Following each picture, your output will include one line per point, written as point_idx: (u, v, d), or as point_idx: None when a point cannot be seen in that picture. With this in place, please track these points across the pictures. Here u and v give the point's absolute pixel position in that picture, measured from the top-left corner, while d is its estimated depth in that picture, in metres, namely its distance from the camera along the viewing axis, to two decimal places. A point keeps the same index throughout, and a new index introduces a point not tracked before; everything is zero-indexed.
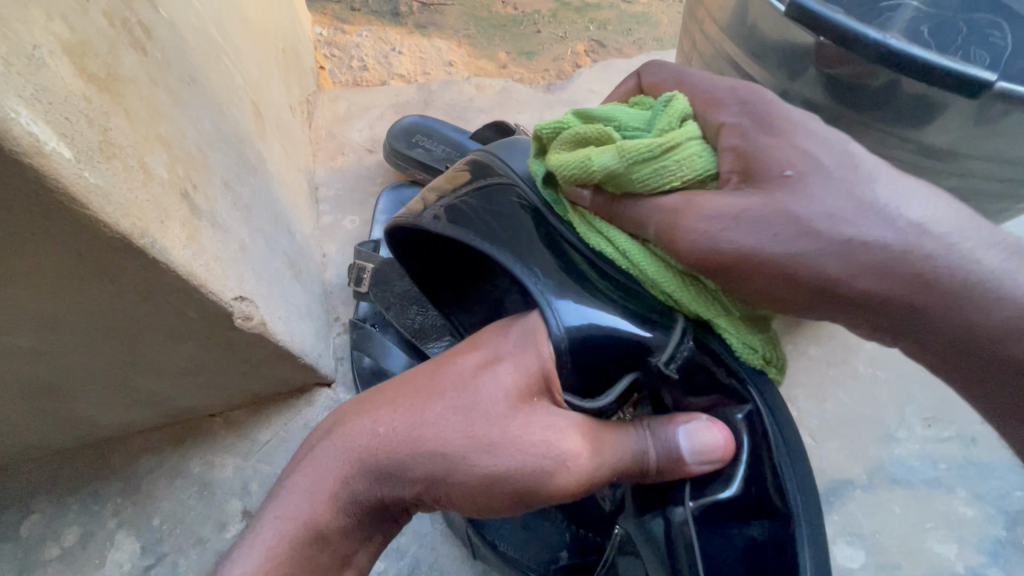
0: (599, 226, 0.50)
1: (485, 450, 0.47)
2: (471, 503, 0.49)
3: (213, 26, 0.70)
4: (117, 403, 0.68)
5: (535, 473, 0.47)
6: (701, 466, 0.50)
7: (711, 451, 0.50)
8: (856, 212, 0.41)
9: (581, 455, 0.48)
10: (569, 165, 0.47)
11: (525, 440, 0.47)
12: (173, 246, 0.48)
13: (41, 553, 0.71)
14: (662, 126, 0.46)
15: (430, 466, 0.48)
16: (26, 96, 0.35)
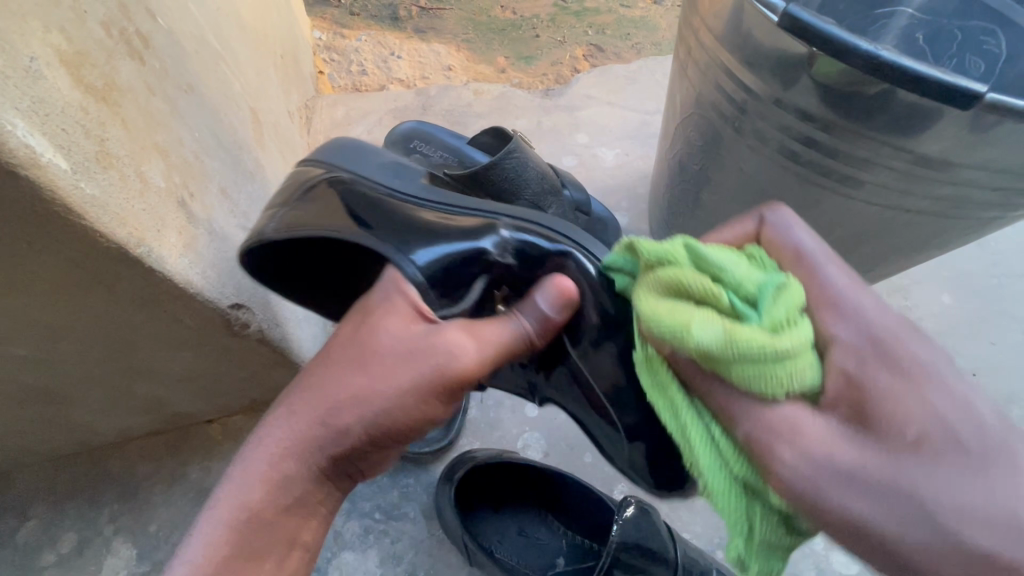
0: (661, 372, 0.44)
1: (396, 371, 0.46)
2: (427, 424, 0.49)
3: (212, 33, 0.71)
4: (114, 410, 0.68)
5: (449, 383, 0.47)
6: (564, 313, 0.51)
7: (564, 302, 0.50)
8: (996, 514, 0.30)
9: (475, 348, 0.47)
10: (657, 319, 0.41)
11: (428, 351, 0.47)
12: (169, 255, 0.48)
13: (38, 559, 0.71)
14: (779, 315, 0.38)
15: (363, 415, 0.46)
16: (22, 107, 0.35)
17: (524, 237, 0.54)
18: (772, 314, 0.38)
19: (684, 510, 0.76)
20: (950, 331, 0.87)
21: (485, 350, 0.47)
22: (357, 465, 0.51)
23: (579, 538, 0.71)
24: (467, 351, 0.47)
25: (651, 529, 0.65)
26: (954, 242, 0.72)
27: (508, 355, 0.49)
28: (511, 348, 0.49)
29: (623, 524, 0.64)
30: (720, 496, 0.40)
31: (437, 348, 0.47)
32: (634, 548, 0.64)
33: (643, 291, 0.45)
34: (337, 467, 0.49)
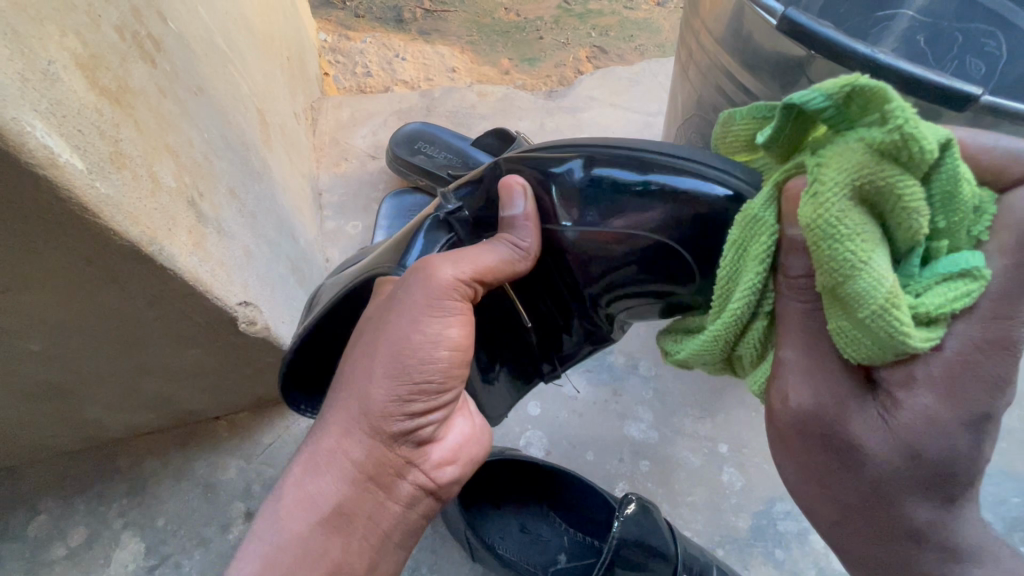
0: (762, 242, 0.37)
1: (388, 311, 0.48)
2: (445, 346, 0.47)
3: (220, 36, 0.72)
4: (124, 406, 0.70)
5: (438, 299, 0.47)
6: (527, 204, 0.48)
7: (520, 198, 0.48)
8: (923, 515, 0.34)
9: (453, 263, 0.47)
10: (833, 216, 0.31)
11: (409, 283, 0.48)
12: (179, 253, 0.49)
13: (48, 553, 0.72)
14: (935, 304, 0.31)
15: (371, 373, 0.48)
16: (41, 110, 0.37)
17: (464, 191, 0.53)
18: (936, 299, 0.31)
19: (685, 508, 0.77)
20: None
21: (459, 262, 0.47)
22: (408, 446, 0.51)
23: (580, 534, 0.72)
24: (442, 268, 0.47)
25: (652, 527, 0.66)
26: None
27: (500, 270, 0.48)
28: (498, 262, 0.48)
29: (624, 520, 0.65)
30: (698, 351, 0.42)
31: (408, 283, 0.48)
32: (634, 545, 0.65)
33: (849, 152, 0.32)
34: (391, 455, 0.50)
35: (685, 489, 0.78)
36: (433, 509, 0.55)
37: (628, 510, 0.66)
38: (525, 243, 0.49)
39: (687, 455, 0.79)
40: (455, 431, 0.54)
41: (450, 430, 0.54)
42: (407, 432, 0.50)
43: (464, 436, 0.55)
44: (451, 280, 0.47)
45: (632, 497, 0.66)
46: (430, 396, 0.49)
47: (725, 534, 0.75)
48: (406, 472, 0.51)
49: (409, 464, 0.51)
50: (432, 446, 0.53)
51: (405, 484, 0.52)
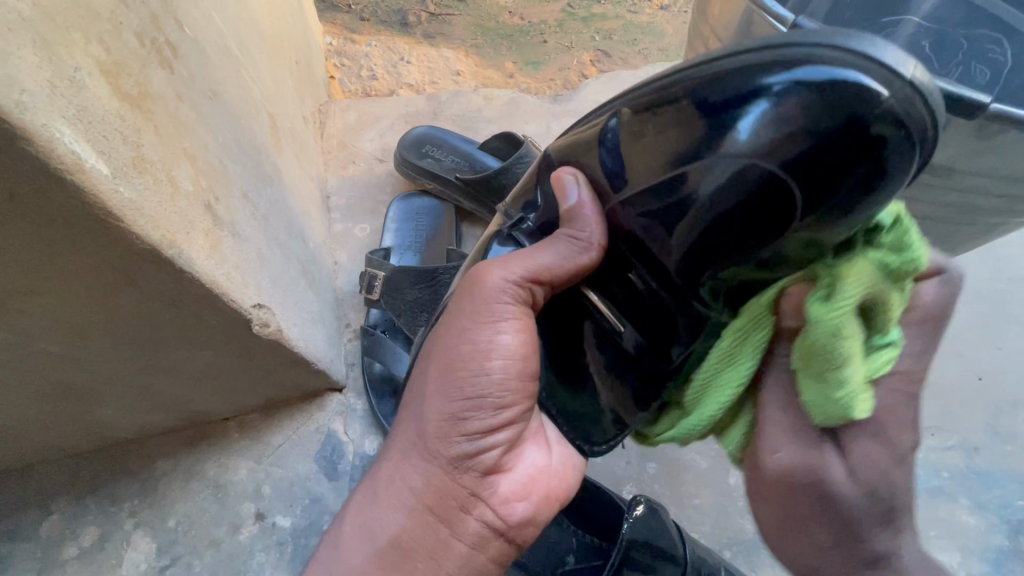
0: (750, 338, 0.42)
1: (447, 329, 0.50)
2: (498, 356, 0.48)
3: (233, 41, 0.73)
4: (137, 407, 0.70)
5: (489, 305, 0.48)
6: (581, 192, 0.46)
7: (573, 187, 0.46)
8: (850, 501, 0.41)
9: (505, 268, 0.47)
10: (836, 319, 0.35)
11: (464, 296, 0.50)
12: (197, 257, 0.50)
13: (60, 553, 0.73)
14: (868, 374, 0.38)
15: (426, 394, 0.50)
16: (69, 116, 0.37)
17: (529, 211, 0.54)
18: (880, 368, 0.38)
19: (692, 511, 0.77)
20: (957, 335, 0.88)
21: (510, 265, 0.47)
22: (472, 477, 0.51)
23: (591, 538, 0.71)
24: (493, 272, 0.48)
25: (660, 528, 0.67)
26: (960, 249, 0.74)
27: (561, 269, 0.47)
28: (557, 260, 0.46)
29: (633, 521, 0.66)
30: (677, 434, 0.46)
31: (461, 304, 0.50)
32: (643, 549, 0.66)
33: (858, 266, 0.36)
34: (453, 485, 0.51)
35: (692, 491, 0.78)
36: (504, 552, 0.54)
37: (637, 512, 0.67)
38: (585, 232, 0.46)
39: (694, 458, 0.80)
40: (526, 462, 0.54)
41: (522, 460, 0.53)
42: (467, 457, 0.51)
43: (538, 468, 0.54)
44: (505, 285, 0.47)
45: (641, 499, 0.68)
46: (487, 413, 0.49)
47: (732, 537, 0.76)
48: (470, 507, 0.52)
49: (473, 497, 0.52)
50: (499, 479, 0.52)
51: (471, 521, 0.52)
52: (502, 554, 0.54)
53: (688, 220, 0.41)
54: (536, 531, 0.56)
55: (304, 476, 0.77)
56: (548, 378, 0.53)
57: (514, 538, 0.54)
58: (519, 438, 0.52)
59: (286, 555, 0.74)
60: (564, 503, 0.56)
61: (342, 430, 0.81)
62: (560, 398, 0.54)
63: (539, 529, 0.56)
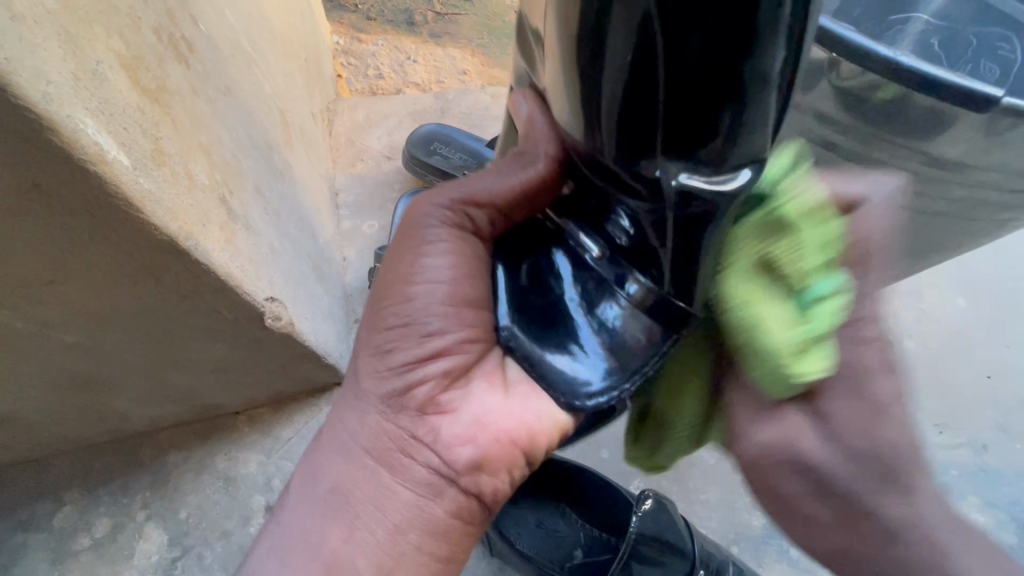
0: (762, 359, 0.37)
1: (382, 262, 0.48)
2: (424, 278, 0.45)
3: (245, 39, 0.73)
4: (150, 400, 0.71)
5: (416, 232, 0.46)
6: (530, 108, 0.47)
7: (525, 106, 0.47)
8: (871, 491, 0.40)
9: (437, 195, 0.46)
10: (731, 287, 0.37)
11: (399, 225, 0.48)
12: (212, 249, 0.50)
13: (73, 544, 0.74)
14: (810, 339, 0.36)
15: (362, 331, 0.49)
16: (92, 108, 0.38)
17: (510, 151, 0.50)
18: (825, 325, 0.36)
19: (700, 506, 0.77)
20: (971, 335, 0.92)
21: (447, 190, 0.46)
22: (409, 416, 0.47)
23: (597, 531, 0.71)
24: (426, 199, 0.46)
25: (669, 523, 0.67)
26: (964, 246, 0.76)
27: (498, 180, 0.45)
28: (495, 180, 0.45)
29: (641, 516, 0.66)
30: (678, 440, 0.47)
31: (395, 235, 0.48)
32: (652, 545, 0.66)
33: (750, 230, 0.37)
34: (391, 426, 0.47)
35: (700, 487, 0.78)
36: (460, 506, 0.49)
37: (646, 506, 0.67)
38: (533, 146, 0.45)
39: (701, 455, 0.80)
40: (472, 403, 0.47)
41: (469, 401, 0.47)
42: (398, 394, 0.47)
43: (489, 411, 0.47)
44: (433, 207, 0.46)
45: (650, 493, 0.68)
46: (413, 342, 0.46)
47: (739, 532, 0.76)
48: (412, 451, 0.47)
49: (415, 441, 0.47)
50: (439, 419, 0.47)
51: (417, 466, 0.47)
52: (460, 508, 0.49)
53: (609, 83, 0.35)
54: (496, 484, 0.49)
55: None
56: (509, 311, 0.45)
57: (467, 489, 0.48)
58: (462, 372, 0.47)
59: None
60: (528, 454, 0.49)
61: None
62: (527, 336, 0.45)
63: (502, 480, 0.49)
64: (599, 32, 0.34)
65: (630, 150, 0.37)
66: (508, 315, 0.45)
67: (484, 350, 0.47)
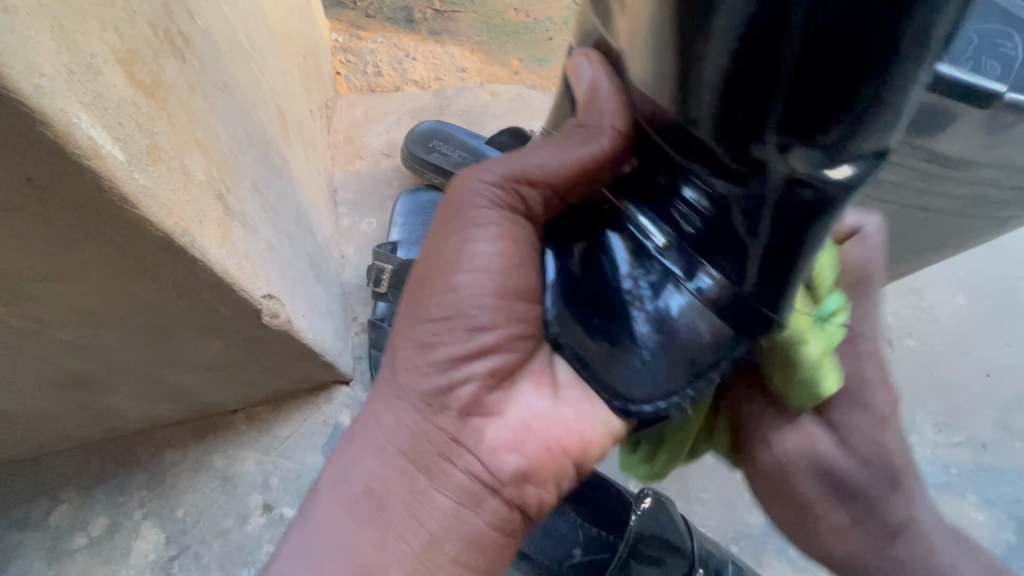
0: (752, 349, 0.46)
1: (429, 246, 0.48)
2: (473, 265, 0.45)
3: (243, 35, 0.73)
4: (147, 397, 0.70)
5: (466, 215, 0.46)
6: (593, 78, 0.43)
7: (586, 73, 0.44)
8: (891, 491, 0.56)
9: (489, 175, 0.46)
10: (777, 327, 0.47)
11: (446, 208, 0.48)
12: (209, 245, 0.50)
13: (69, 543, 0.74)
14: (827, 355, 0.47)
15: (402, 318, 0.49)
16: (86, 102, 0.38)
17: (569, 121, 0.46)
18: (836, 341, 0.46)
19: (699, 505, 0.77)
20: (971, 334, 0.92)
21: (498, 174, 0.45)
22: (450, 418, 0.47)
23: (598, 530, 0.69)
24: (476, 180, 0.46)
25: (668, 521, 0.68)
26: (967, 242, 0.76)
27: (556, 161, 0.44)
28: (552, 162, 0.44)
29: (640, 515, 0.67)
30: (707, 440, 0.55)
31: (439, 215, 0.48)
32: (653, 543, 0.66)
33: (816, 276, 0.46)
34: (431, 428, 0.47)
35: (699, 485, 0.78)
36: (501, 517, 0.49)
37: (646, 504, 0.68)
38: (592, 124, 0.43)
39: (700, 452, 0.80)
40: (520, 408, 0.49)
41: (514, 405, 0.49)
42: (441, 394, 0.47)
43: (535, 416, 0.49)
44: (485, 186, 0.45)
45: (649, 492, 0.69)
46: (460, 335, 0.46)
47: (738, 531, 0.76)
48: (452, 455, 0.47)
49: (457, 444, 0.47)
50: (485, 421, 0.48)
51: (455, 471, 0.47)
52: (502, 519, 0.49)
53: (709, 63, 0.30)
54: (543, 495, 0.50)
55: (311, 468, 0.78)
56: (564, 304, 0.45)
57: (512, 497, 0.49)
58: (510, 373, 0.48)
59: None
60: (576, 462, 0.50)
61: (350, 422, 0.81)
62: (582, 330, 0.44)
63: (548, 491, 0.50)
64: (700, 28, 0.30)
65: (730, 130, 0.32)
66: (560, 308, 0.45)
67: (531, 350, 0.48)
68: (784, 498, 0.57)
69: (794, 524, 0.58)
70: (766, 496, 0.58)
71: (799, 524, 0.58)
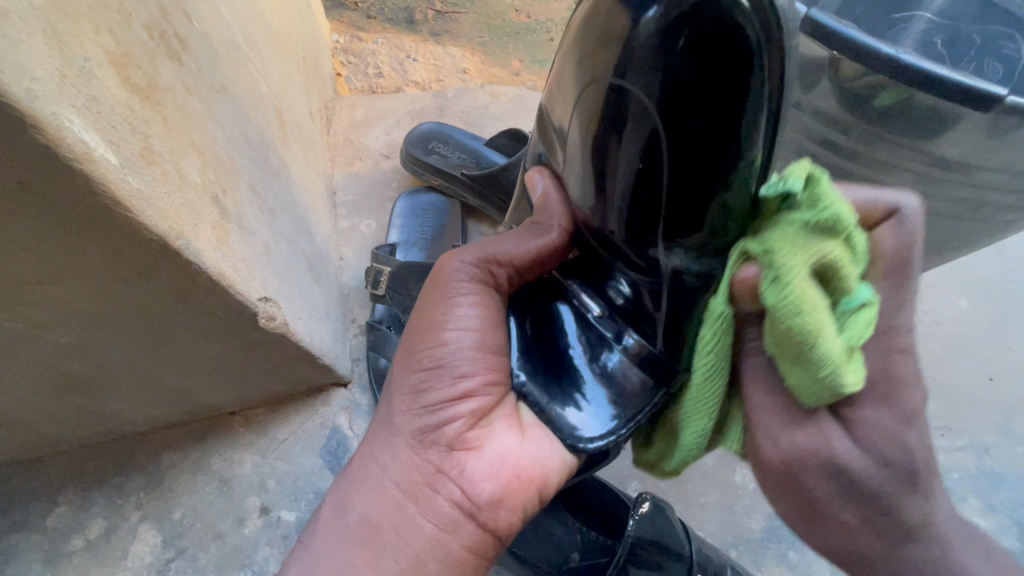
0: (719, 336, 0.39)
1: (415, 315, 0.50)
2: (453, 326, 0.47)
3: (241, 36, 0.73)
4: (143, 400, 0.70)
5: (446, 286, 0.48)
6: (546, 183, 0.51)
7: (539, 178, 0.52)
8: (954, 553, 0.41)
9: (462, 253, 0.49)
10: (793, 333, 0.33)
11: (429, 281, 0.50)
12: (204, 248, 0.50)
13: (67, 544, 0.73)
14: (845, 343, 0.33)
15: (392, 370, 0.51)
16: (79, 105, 0.37)
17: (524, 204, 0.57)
18: (859, 336, 0.33)
19: (698, 509, 0.77)
20: (975, 335, 0.92)
21: (470, 249, 0.49)
22: (437, 452, 0.49)
23: (595, 534, 0.70)
24: (451, 256, 0.49)
25: (666, 526, 0.67)
26: (971, 245, 0.76)
27: (515, 241, 0.48)
28: (517, 240, 0.48)
29: (639, 519, 0.66)
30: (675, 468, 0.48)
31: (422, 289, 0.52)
32: (650, 548, 0.66)
33: (797, 237, 0.34)
34: (419, 459, 0.49)
35: (698, 490, 0.78)
36: (478, 542, 0.50)
37: (643, 510, 0.67)
38: (548, 218, 0.50)
39: (699, 456, 0.79)
40: (496, 441, 0.50)
41: (492, 439, 0.49)
42: (430, 430, 0.49)
43: (508, 448, 0.49)
44: (457, 262, 0.48)
45: (647, 496, 0.67)
46: (446, 381, 0.48)
47: (737, 536, 0.75)
48: (436, 484, 0.49)
49: (440, 474, 0.49)
50: (466, 455, 0.49)
51: (439, 501, 0.49)
52: (478, 545, 0.50)
53: (625, 146, 0.42)
54: (513, 520, 0.51)
55: (309, 471, 0.77)
56: (529, 364, 0.49)
57: (490, 526, 0.50)
58: (486, 413, 0.49)
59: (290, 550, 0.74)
60: (540, 490, 0.51)
61: (347, 425, 0.81)
62: (541, 384, 0.49)
63: (518, 515, 0.51)
64: (620, 100, 0.41)
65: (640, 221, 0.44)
66: (522, 364, 0.49)
67: (503, 394, 0.50)
68: (814, 518, 0.42)
69: (803, 522, 0.43)
70: (799, 519, 0.43)
71: (848, 554, 0.43)
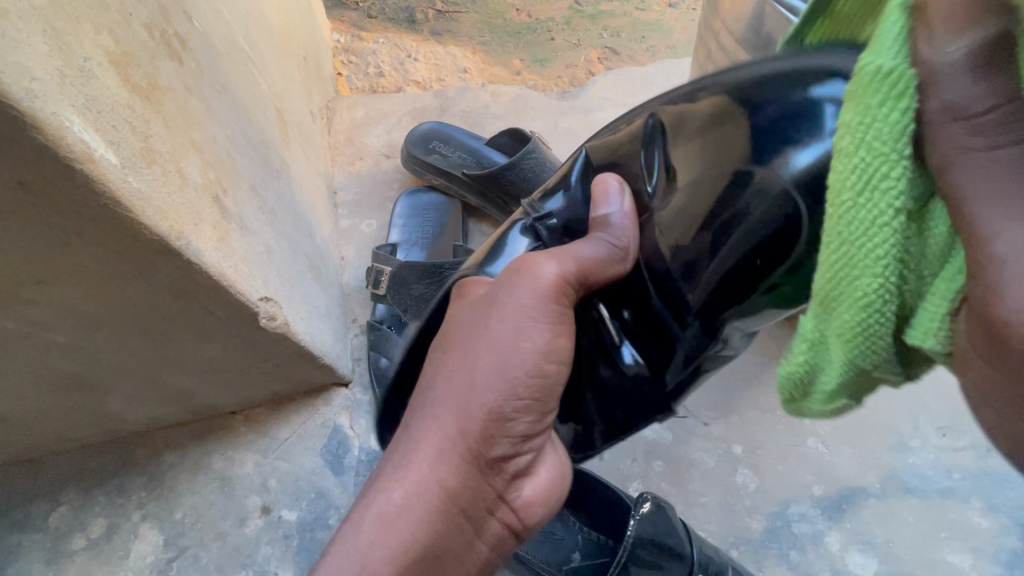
0: (882, 118, 0.30)
1: (510, 334, 0.50)
2: (552, 358, 0.51)
3: (242, 36, 0.73)
4: (144, 400, 0.70)
5: (545, 301, 0.50)
6: (625, 202, 0.51)
7: (618, 196, 0.51)
8: None
9: (558, 268, 0.50)
10: None
11: (524, 291, 0.50)
12: (204, 248, 0.49)
13: (68, 543, 0.74)
14: None
15: (475, 382, 0.50)
16: (78, 106, 0.37)
17: (554, 203, 0.57)
18: None
19: (700, 509, 0.76)
20: None
21: (566, 265, 0.50)
22: (502, 478, 0.52)
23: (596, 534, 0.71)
24: (548, 268, 0.50)
25: (667, 526, 0.66)
26: None
27: (598, 268, 0.50)
28: (599, 258, 0.50)
29: (639, 520, 0.65)
30: (837, 392, 0.37)
31: (513, 289, 0.51)
32: (651, 549, 0.65)
33: None
34: (483, 484, 0.51)
35: (699, 490, 0.77)
36: (508, 552, 0.56)
37: (644, 510, 0.66)
38: (624, 240, 0.51)
39: (700, 456, 0.79)
40: (548, 468, 0.55)
41: (546, 466, 0.55)
42: (504, 458, 0.51)
43: (557, 476, 0.56)
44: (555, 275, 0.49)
45: (648, 496, 0.67)
46: (530, 416, 0.51)
47: (738, 536, 0.75)
48: (494, 508, 0.53)
49: (498, 498, 0.53)
50: (523, 482, 0.54)
51: (492, 521, 0.53)
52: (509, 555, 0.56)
53: (751, 218, 0.43)
54: None
55: (310, 471, 0.77)
56: None
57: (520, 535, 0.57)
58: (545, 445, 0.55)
59: (291, 550, 0.74)
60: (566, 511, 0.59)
61: (348, 424, 0.81)
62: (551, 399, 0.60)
63: None
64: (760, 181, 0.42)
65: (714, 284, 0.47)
66: None
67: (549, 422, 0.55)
68: None
69: None
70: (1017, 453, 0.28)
71: None
